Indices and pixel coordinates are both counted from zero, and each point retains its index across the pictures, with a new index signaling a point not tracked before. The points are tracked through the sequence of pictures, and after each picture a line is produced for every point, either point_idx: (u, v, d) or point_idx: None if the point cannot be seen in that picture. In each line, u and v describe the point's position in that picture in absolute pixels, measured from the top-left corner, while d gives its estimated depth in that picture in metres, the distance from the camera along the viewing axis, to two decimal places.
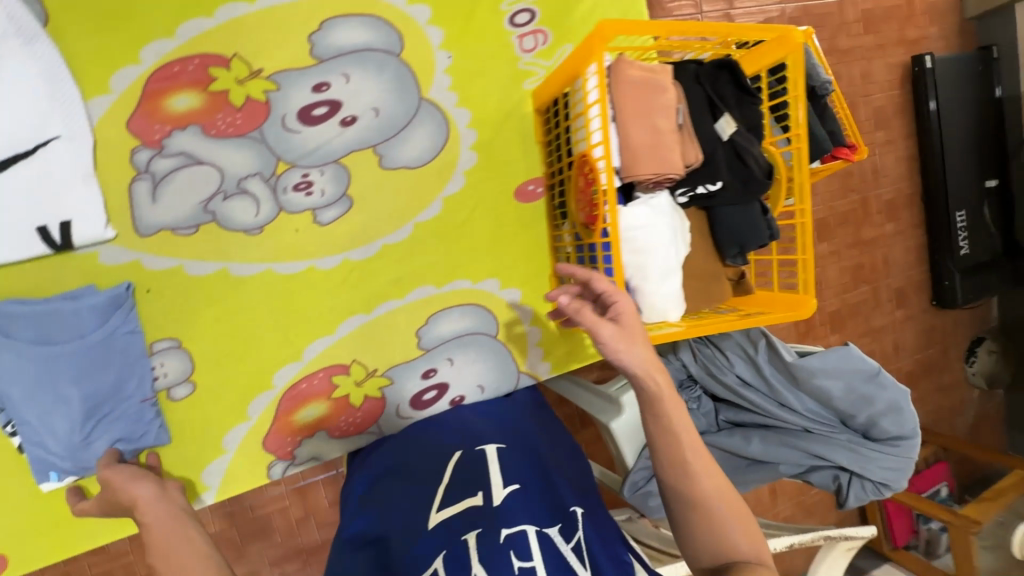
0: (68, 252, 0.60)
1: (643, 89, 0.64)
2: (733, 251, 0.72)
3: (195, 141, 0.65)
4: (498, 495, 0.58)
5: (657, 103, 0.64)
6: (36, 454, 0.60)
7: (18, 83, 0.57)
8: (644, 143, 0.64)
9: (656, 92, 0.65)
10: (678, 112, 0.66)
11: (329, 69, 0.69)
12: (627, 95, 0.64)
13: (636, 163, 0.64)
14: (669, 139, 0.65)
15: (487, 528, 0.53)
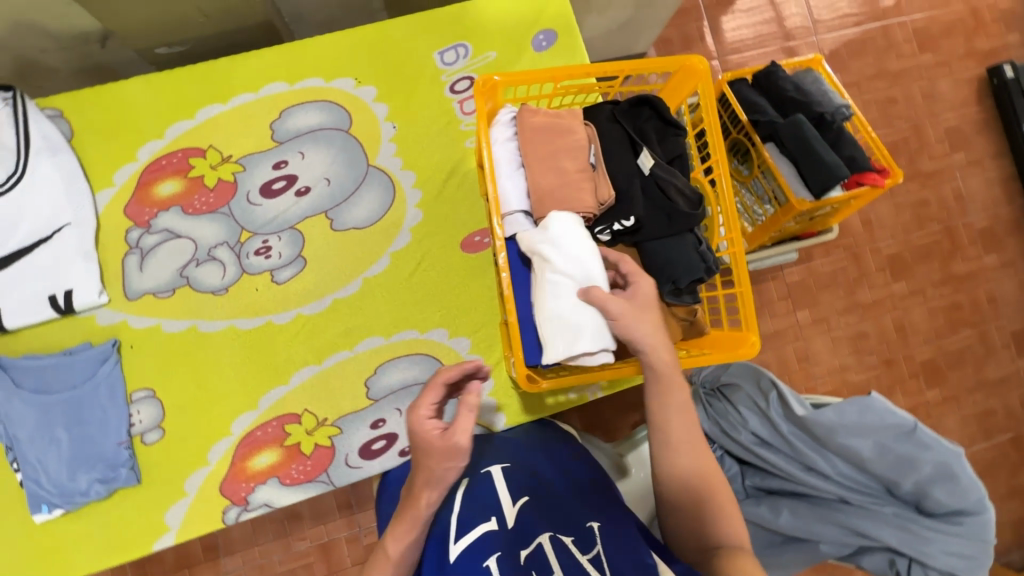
0: (73, 315, 0.73)
1: (546, 134, 0.65)
2: (665, 285, 0.66)
3: (174, 219, 0.77)
4: (510, 516, 0.63)
5: (560, 146, 0.65)
6: (32, 489, 0.70)
7: (46, 184, 0.73)
8: (550, 185, 0.64)
9: (561, 136, 0.66)
10: (586, 152, 0.66)
11: (287, 150, 0.80)
12: (530, 142, 0.65)
13: (540, 205, 0.64)
14: (575, 179, 0.64)
15: (503, 553, 0.58)
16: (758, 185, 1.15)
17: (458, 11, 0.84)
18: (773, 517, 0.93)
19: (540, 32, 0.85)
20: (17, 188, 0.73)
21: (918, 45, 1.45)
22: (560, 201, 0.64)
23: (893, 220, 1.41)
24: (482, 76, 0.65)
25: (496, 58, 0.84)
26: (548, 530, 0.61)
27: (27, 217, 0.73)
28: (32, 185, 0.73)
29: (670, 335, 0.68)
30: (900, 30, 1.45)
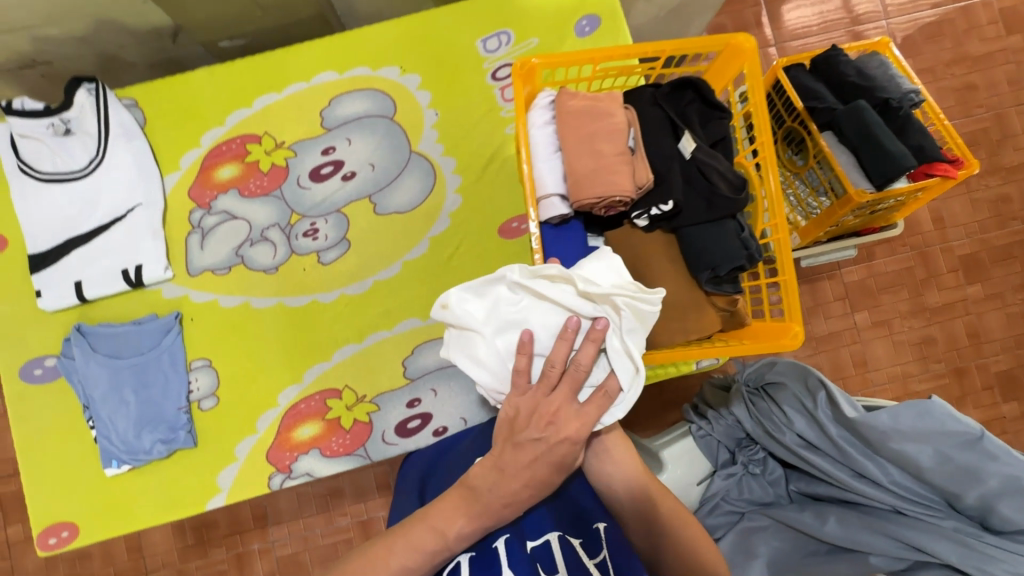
0: (142, 288, 0.80)
1: (583, 118, 0.65)
2: (703, 273, 0.64)
3: (232, 201, 0.82)
4: (522, 505, 0.67)
5: (596, 130, 0.64)
6: (104, 445, 0.77)
7: (122, 167, 0.80)
8: (586, 169, 0.64)
9: (599, 119, 0.65)
10: (625, 135, 0.65)
11: (334, 136, 0.83)
12: (568, 126, 0.65)
13: (576, 188, 0.64)
14: (612, 163, 0.63)
15: (511, 536, 0.64)
16: (814, 176, 1.08)
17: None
18: (817, 524, 0.89)
19: (583, 17, 0.84)
20: (97, 170, 0.80)
21: (1005, 26, 1.33)
22: (596, 185, 0.63)
23: (968, 217, 1.30)
24: (520, 60, 0.66)
25: (538, 44, 0.84)
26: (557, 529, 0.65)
27: (105, 197, 0.80)
28: (110, 168, 0.80)
29: (707, 324, 0.66)
30: (985, 10, 1.33)
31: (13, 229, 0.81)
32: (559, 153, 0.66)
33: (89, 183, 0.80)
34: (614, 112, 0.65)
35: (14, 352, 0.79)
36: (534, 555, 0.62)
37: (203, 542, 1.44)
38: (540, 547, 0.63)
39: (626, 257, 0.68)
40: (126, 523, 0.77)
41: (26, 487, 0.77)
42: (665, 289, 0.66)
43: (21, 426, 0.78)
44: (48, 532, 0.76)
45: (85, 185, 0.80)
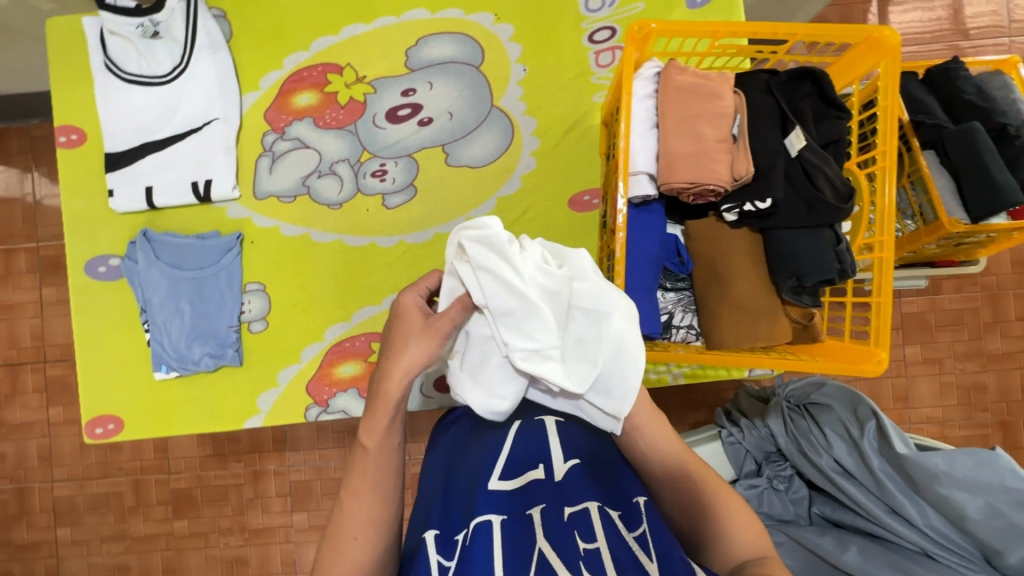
0: (208, 203, 0.80)
1: (689, 97, 0.61)
2: (787, 281, 0.61)
3: (306, 130, 0.81)
4: (559, 471, 0.59)
5: (701, 112, 0.60)
6: (156, 349, 0.79)
7: (204, 78, 0.79)
8: (683, 151, 0.60)
9: (706, 100, 0.61)
10: (730, 121, 0.60)
11: (417, 78, 0.81)
12: (671, 104, 0.61)
13: (668, 170, 0.61)
14: (712, 148, 0.60)
15: (548, 505, 0.55)
16: (902, 196, 0.96)
17: None
18: (836, 551, 0.85)
19: None
20: (180, 78, 0.79)
21: None
22: (690, 170, 0.60)
23: None
24: (637, 22, 0.61)
25: (644, 10, 0.79)
26: (596, 499, 0.55)
27: (184, 107, 0.80)
28: (193, 78, 0.79)
29: (780, 334, 0.63)
30: None
31: (91, 125, 0.81)
32: (655, 131, 0.63)
33: (169, 90, 0.79)
34: (724, 95, 0.61)
35: (82, 246, 0.81)
36: (571, 522, 0.53)
37: (224, 455, 1.52)
38: (577, 513, 0.54)
39: (705, 251, 0.65)
40: (167, 427, 0.80)
41: (80, 376, 0.80)
42: (742, 292, 0.63)
43: (81, 319, 0.80)
44: (96, 422, 0.80)
45: (166, 92, 0.79)
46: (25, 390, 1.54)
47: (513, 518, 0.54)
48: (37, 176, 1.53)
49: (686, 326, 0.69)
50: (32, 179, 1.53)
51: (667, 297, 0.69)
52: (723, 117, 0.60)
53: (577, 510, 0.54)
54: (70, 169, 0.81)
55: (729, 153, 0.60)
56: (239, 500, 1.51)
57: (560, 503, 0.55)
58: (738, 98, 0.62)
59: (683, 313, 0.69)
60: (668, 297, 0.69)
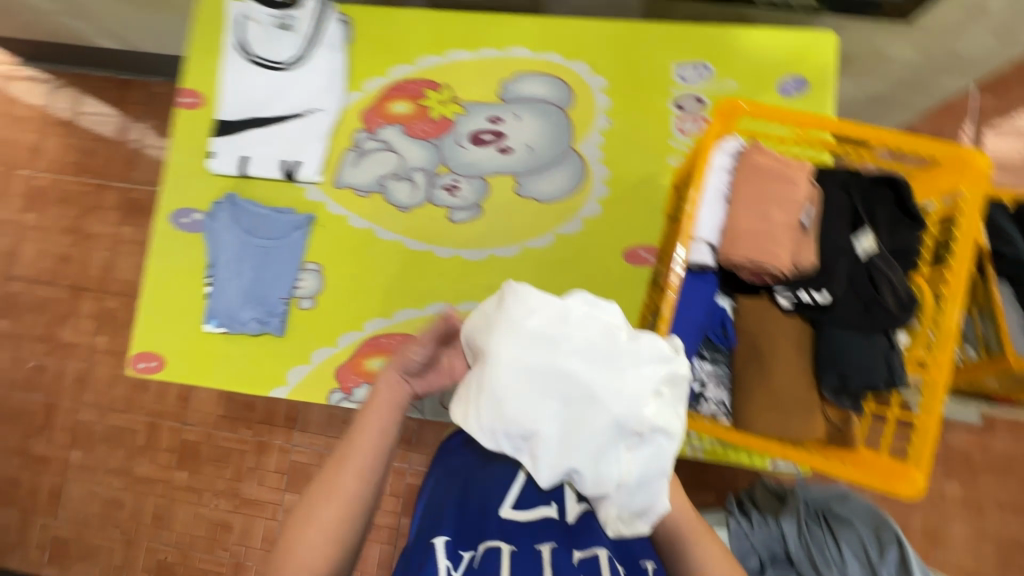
0: (292, 182, 0.86)
1: (766, 177, 0.62)
2: (829, 380, 0.60)
3: (394, 135, 0.86)
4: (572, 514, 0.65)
5: (774, 194, 0.61)
6: (212, 303, 0.84)
7: (317, 72, 0.87)
8: (748, 228, 0.61)
9: (782, 184, 0.62)
10: (800, 209, 0.61)
11: (506, 109, 0.85)
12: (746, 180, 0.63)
13: (730, 242, 0.62)
14: (778, 230, 0.60)
15: (558, 545, 0.62)
16: (968, 321, 0.92)
17: (718, 33, 0.82)
18: None
19: (792, 76, 0.81)
20: (296, 68, 0.87)
21: None
22: (752, 247, 0.60)
23: None
24: (727, 99, 0.64)
25: (736, 88, 0.81)
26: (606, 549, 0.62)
27: (293, 93, 0.88)
28: (308, 70, 0.87)
29: (814, 431, 0.61)
30: None
31: (209, 92, 0.90)
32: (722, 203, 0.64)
33: (284, 76, 0.87)
34: (799, 183, 0.61)
35: (174, 196, 0.88)
36: (578, 566, 0.60)
37: (237, 419, 1.57)
38: (586, 559, 0.60)
39: (750, 330, 0.64)
40: (201, 377, 0.85)
41: (140, 312, 0.87)
42: (780, 379, 0.62)
43: (156, 260, 0.87)
44: (143, 356, 0.86)
45: (281, 77, 0.87)
46: (81, 314, 1.66)
47: (522, 550, 0.61)
48: (147, 127, 1.68)
49: (717, 401, 0.67)
50: (142, 129, 1.68)
51: (703, 367, 0.68)
52: (795, 202, 0.61)
53: (587, 557, 0.61)
54: (183, 127, 0.90)
55: (794, 237, 0.60)
56: (240, 467, 1.55)
57: (571, 546, 0.62)
58: (814, 189, 0.63)
59: (716, 386, 0.67)
60: (704, 367, 0.68)
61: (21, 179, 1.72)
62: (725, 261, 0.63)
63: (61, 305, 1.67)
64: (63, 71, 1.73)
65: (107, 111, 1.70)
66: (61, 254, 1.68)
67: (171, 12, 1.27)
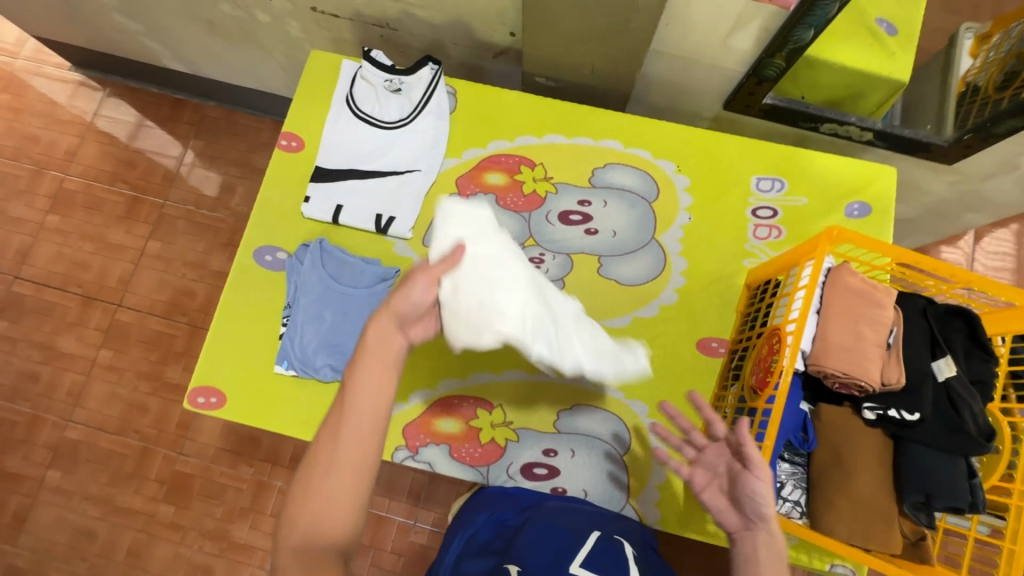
0: (382, 235, 0.89)
1: (857, 298, 0.68)
2: (913, 497, 0.63)
3: (487, 204, 0.91)
4: None
5: (865, 313, 0.67)
6: (286, 345, 0.84)
7: (421, 136, 0.92)
8: (843, 342, 0.66)
9: (871, 305, 0.67)
10: (886, 330, 0.67)
11: (595, 194, 0.91)
12: (839, 297, 0.68)
13: (826, 354, 0.66)
14: (870, 350, 0.65)
15: None
16: None
17: (793, 154, 0.91)
18: None
19: (856, 201, 0.89)
20: (401, 129, 0.92)
21: None
22: (847, 361, 0.65)
23: None
24: (829, 228, 0.68)
25: (806, 204, 0.89)
26: None
27: (395, 152, 0.91)
28: (412, 132, 0.92)
29: (893, 544, 0.64)
30: None
31: (311, 140, 0.93)
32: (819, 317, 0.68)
33: (389, 136, 0.92)
34: (886, 307, 0.67)
35: (260, 233, 0.89)
36: None
37: (239, 454, 1.50)
38: None
39: (833, 437, 0.68)
40: (262, 419, 0.83)
41: (206, 344, 0.85)
42: (862, 488, 0.65)
43: (230, 295, 0.87)
44: (202, 391, 0.83)
45: (386, 136, 0.92)
46: (87, 325, 1.59)
47: None
48: (192, 147, 1.69)
49: (793, 501, 0.69)
50: (187, 148, 1.69)
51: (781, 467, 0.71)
52: (883, 325, 0.67)
53: None
54: (280, 168, 0.92)
55: (883, 357, 0.66)
56: (233, 507, 1.47)
57: None
58: (894, 312, 0.69)
59: (794, 487, 0.69)
60: (782, 467, 0.70)
61: (48, 180, 1.69)
62: (818, 370, 0.67)
63: (67, 313, 1.60)
64: (113, 82, 1.74)
65: (153, 127, 1.71)
66: (79, 260, 1.63)
67: (255, 50, 1.32)
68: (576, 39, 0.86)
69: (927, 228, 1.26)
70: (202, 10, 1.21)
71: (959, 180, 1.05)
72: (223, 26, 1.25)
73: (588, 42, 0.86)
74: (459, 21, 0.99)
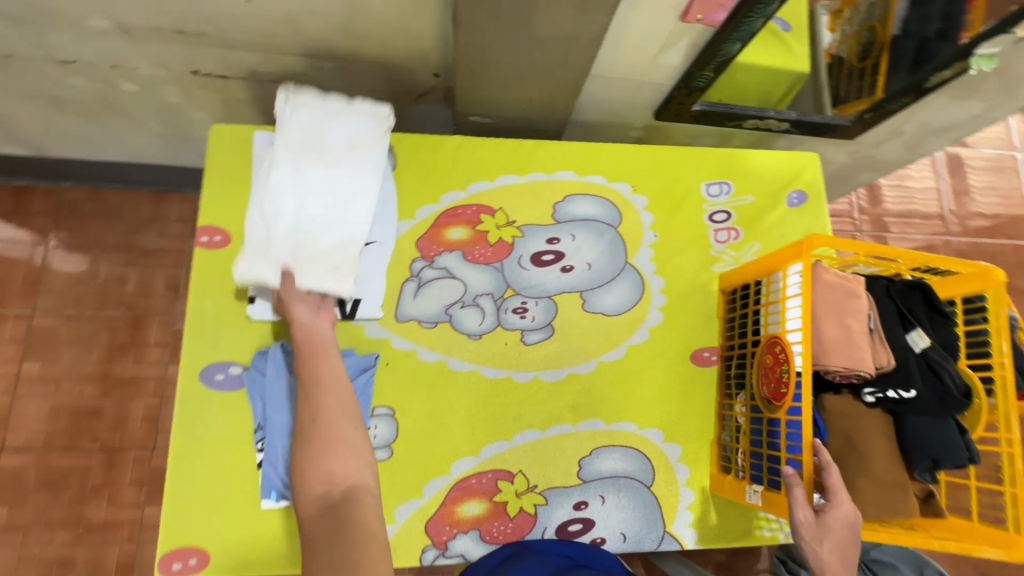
0: (348, 320, 0.80)
1: (839, 293, 0.72)
2: (921, 463, 0.70)
3: (455, 262, 0.85)
4: None
5: (851, 306, 0.71)
6: (269, 474, 0.72)
7: None
8: (838, 339, 0.70)
9: (850, 297, 0.72)
10: (868, 317, 0.72)
11: (561, 229, 0.89)
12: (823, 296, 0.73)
13: (825, 352, 0.70)
14: (860, 339, 0.70)
15: None
16: None
17: (732, 157, 0.95)
18: None
19: (793, 191, 0.96)
20: None
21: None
22: (847, 356, 0.69)
23: None
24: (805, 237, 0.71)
25: (754, 201, 0.94)
26: None
27: None
28: None
29: (913, 509, 0.70)
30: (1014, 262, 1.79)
31: (237, 230, 0.81)
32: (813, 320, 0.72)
33: None
34: (863, 296, 0.72)
35: (201, 352, 0.76)
36: None
37: None
38: None
39: (843, 424, 0.72)
40: (263, 566, 0.72)
41: (163, 501, 0.71)
42: (878, 466, 0.70)
43: (182, 433, 0.73)
44: (176, 556, 0.70)
45: None
46: None
47: None
48: (53, 240, 1.39)
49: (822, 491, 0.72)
50: (48, 242, 1.39)
51: None
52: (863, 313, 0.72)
53: None
54: (209, 270, 0.79)
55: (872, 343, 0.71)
56: None
57: None
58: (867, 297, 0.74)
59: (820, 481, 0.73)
60: None
61: None
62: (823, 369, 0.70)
63: None
64: None
65: None
66: None
67: (122, 121, 1.11)
68: (514, 77, 0.82)
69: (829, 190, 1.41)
70: (46, 87, 0.99)
71: (857, 149, 1.18)
72: (74, 100, 1.03)
73: (526, 79, 0.83)
74: (377, 67, 0.90)
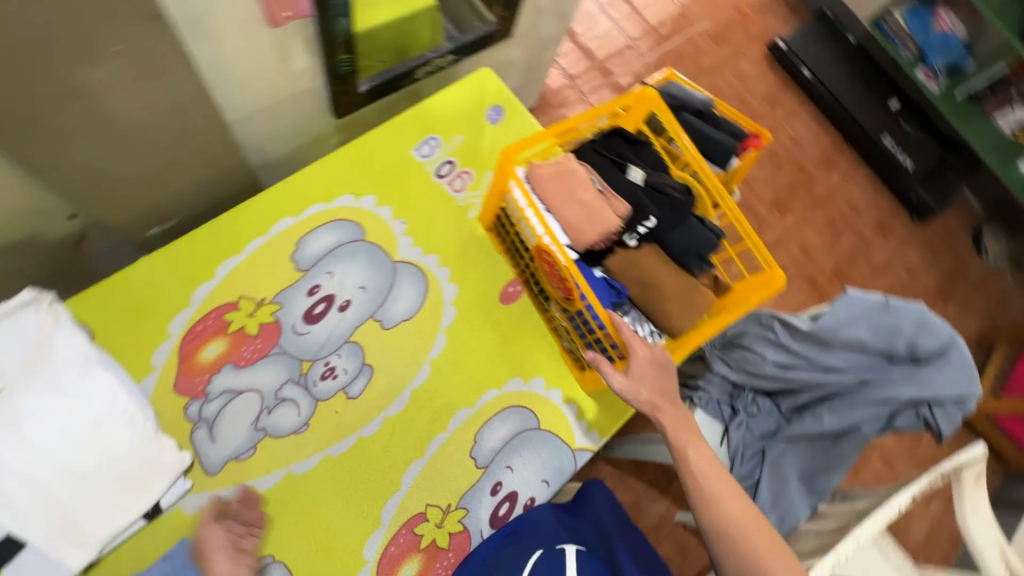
0: (159, 512, 0.69)
1: (561, 178, 0.78)
2: (695, 263, 0.80)
3: (231, 377, 0.76)
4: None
5: (576, 182, 0.78)
6: None
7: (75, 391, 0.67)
8: (581, 215, 0.76)
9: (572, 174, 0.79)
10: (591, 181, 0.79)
11: (314, 275, 0.83)
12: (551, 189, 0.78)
13: (579, 234, 0.76)
14: (598, 206, 0.77)
15: None
16: None
17: (420, 112, 0.96)
18: (818, 423, 1.11)
19: (489, 108, 0.99)
20: None
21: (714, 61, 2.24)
22: (596, 227, 0.76)
23: (761, 175, 2.11)
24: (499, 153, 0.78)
25: (464, 139, 0.96)
26: None
27: None
28: None
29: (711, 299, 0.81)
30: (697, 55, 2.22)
31: None
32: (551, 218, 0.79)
33: None
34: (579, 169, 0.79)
35: None
36: None
37: None
38: None
39: (629, 273, 0.81)
40: None
41: None
42: (670, 286, 0.80)
43: None
44: None
45: None
46: None
47: None
48: None
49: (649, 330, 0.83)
50: None
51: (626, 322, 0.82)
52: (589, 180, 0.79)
53: None
54: None
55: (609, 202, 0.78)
56: None
57: None
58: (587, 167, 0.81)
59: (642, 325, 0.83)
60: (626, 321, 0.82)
61: None
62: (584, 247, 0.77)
63: None
64: None
65: None
66: None
67: None
68: (151, 170, 0.72)
69: (535, 82, 1.52)
70: None
71: (525, 41, 1.26)
72: None
73: (168, 165, 0.74)
74: None
